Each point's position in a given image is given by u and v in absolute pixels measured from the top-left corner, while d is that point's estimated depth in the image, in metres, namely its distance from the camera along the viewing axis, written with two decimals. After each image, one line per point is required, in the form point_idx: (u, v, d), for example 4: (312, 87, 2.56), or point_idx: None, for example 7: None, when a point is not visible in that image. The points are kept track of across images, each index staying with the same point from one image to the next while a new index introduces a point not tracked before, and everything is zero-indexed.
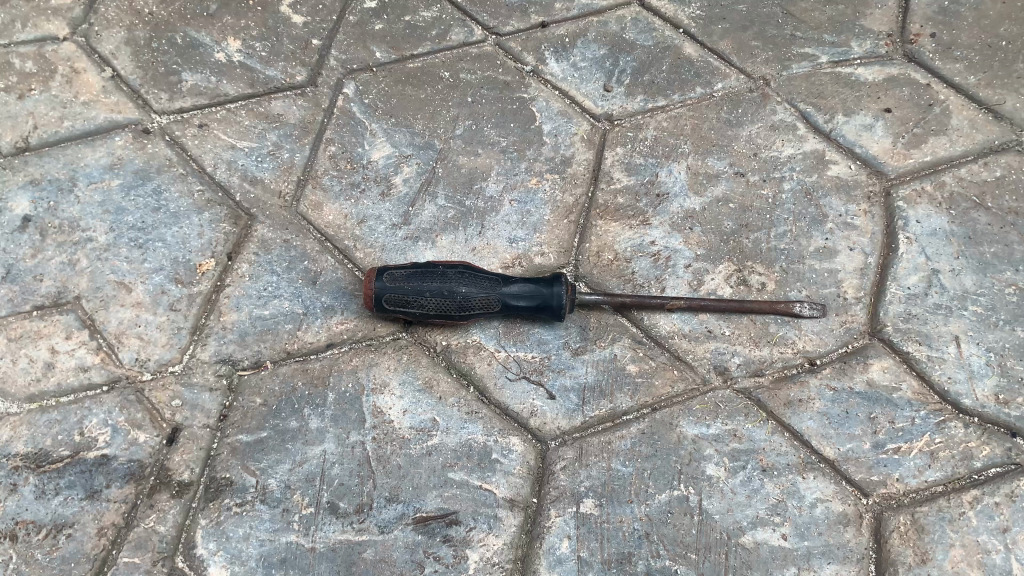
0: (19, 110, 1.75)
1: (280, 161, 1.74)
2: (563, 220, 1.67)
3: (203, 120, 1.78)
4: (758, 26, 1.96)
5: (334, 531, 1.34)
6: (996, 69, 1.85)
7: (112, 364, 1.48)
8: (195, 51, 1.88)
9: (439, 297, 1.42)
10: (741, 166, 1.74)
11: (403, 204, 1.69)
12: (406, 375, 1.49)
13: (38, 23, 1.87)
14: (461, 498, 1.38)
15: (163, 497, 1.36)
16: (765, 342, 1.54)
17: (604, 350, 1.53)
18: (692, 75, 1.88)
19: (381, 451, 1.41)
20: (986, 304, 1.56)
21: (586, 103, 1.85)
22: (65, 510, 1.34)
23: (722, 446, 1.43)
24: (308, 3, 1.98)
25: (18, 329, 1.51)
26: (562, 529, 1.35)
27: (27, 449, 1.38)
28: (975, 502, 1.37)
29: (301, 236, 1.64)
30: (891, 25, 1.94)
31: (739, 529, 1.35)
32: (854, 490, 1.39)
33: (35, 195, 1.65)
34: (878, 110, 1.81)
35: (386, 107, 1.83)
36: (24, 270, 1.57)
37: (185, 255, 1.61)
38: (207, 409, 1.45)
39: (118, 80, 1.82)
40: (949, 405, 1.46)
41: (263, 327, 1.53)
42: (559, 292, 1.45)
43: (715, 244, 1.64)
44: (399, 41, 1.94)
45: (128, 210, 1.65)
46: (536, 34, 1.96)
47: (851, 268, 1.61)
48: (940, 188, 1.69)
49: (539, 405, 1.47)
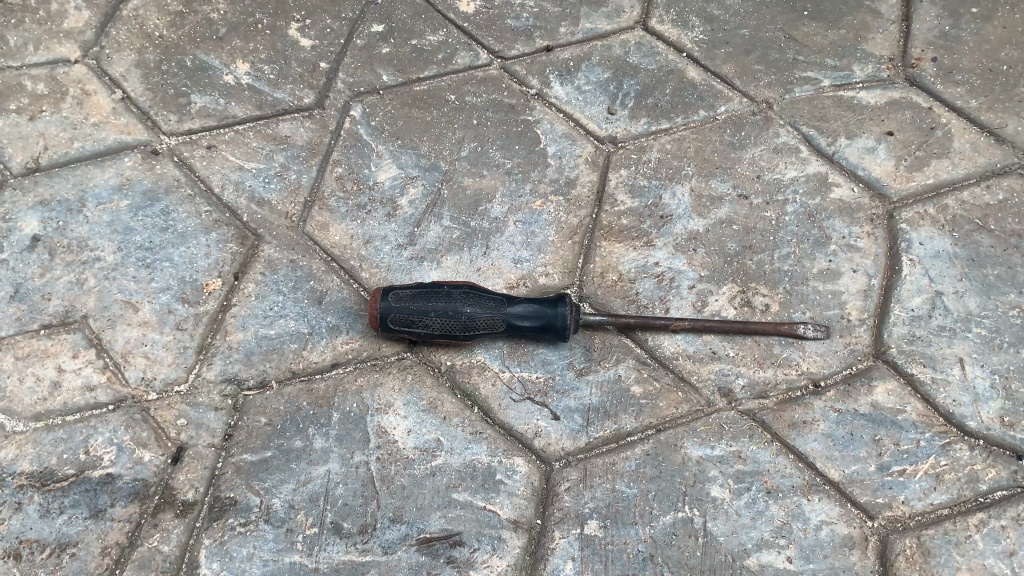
0: (30, 131, 1.77)
1: (287, 182, 1.75)
2: (568, 241, 1.68)
3: (211, 141, 1.80)
4: (761, 50, 1.98)
5: (337, 552, 1.34)
6: (997, 93, 1.87)
7: (118, 383, 1.49)
8: (204, 74, 1.90)
9: (444, 317, 1.43)
10: (744, 188, 1.75)
11: (409, 225, 1.70)
12: (411, 395, 1.50)
13: (50, 46, 1.90)
14: (465, 519, 1.37)
15: (167, 516, 1.36)
16: (769, 363, 1.54)
17: (609, 371, 1.53)
18: (695, 99, 1.90)
19: (385, 471, 1.41)
20: (990, 326, 1.56)
21: (590, 126, 1.86)
22: (69, 529, 1.34)
23: (726, 468, 1.43)
24: (316, 26, 2.01)
25: (26, 348, 1.51)
26: (567, 550, 1.35)
27: (33, 467, 1.39)
28: (981, 525, 1.36)
29: (307, 256, 1.65)
30: (892, 49, 1.96)
31: (744, 551, 1.35)
32: (859, 513, 1.39)
33: (45, 215, 1.66)
34: (881, 133, 1.82)
35: (392, 129, 1.85)
36: (33, 289, 1.58)
37: (192, 274, 1.62)
38: (212, 428, 1.45)
39: (128, 102, 1.84)
40: (954, 427, 1.46)
41: (269, 347, 1.54)
42: (563, 313, 1.46)
43: (719, 265, 1.65)
44: (405, 64, 1.96)
45: (136, 230, 1.66)
46: (541, 58, 1.98)
47: (855, 289, 1.61)
48: (942, 210, 1.69)
49: (544, 425, 1.47)
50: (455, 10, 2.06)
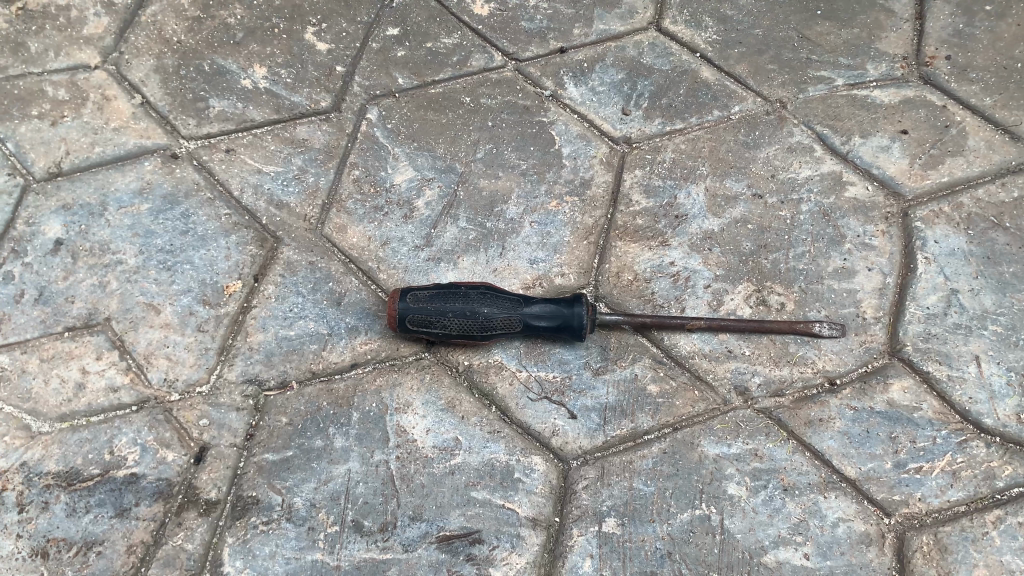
0: (52, 136, 1.80)
1: (305, 185, 1.77)
2: (583, 242, 1.70)
3: (230, 145, 1.82)
4: (774, 49, 1.99)
5: (358, 550, 1.35)
6: (1012, 91, 1.87)
7: (141, 384, 1.51)
8: (222, 78, 1.92)
9: (462, 317, 1.44)
10: (758, 188, 1.76)
11: (425, 226, 1.72)
12: (429, 395, 1.51)
13: (71, 52, 1.92)
14: (484, 517, 1.39)
15: (191, 515, 1.38)
16: (785, 362, 1.55)
17: (625, 370, 1.54)
18: (709, 99, 1.91)
19: (404, 469, 1.43)
20: (1006, 323, 1.56)
21: (605, 126, 1.88)
22: (95, 528, 1.36)
23: (743, 466, 1.44)
24: (332, 30, 2.03)
25: (50, 350, 1.54)
26: (585, 548, 1.36)
27: (59, 467, 1.41)
28: (998, 522, 1.37)
29: (325, 258, 1.67)
30: (906, 48, 1.96)
31: (761, 548, 1.36)
32: (876, 510, 1.39)
33: (67, 219, 1.69)
34: (895, 132, 1.82)
35: (408, 131, 1.86)
36: (56, 292, 1.60)
37: (212, 277, 1.64)
38: (234, 428, 1.47)
39: (147, 107, 1.87)
40: (971, 425, 1.47)
41: (289, 348, 1.56)
42: (579, 312, 1.47)
43: (734, 265, 1.66)
44: (421, 67, 1.98)
45: (156, 234, 1.68)
46: (555, 60, 2.00)
47: (870, 288, 1.62)
48: (957, 208, 1.70)
49: (561, 424, 1.48)
50: (469, 13, 2.08)
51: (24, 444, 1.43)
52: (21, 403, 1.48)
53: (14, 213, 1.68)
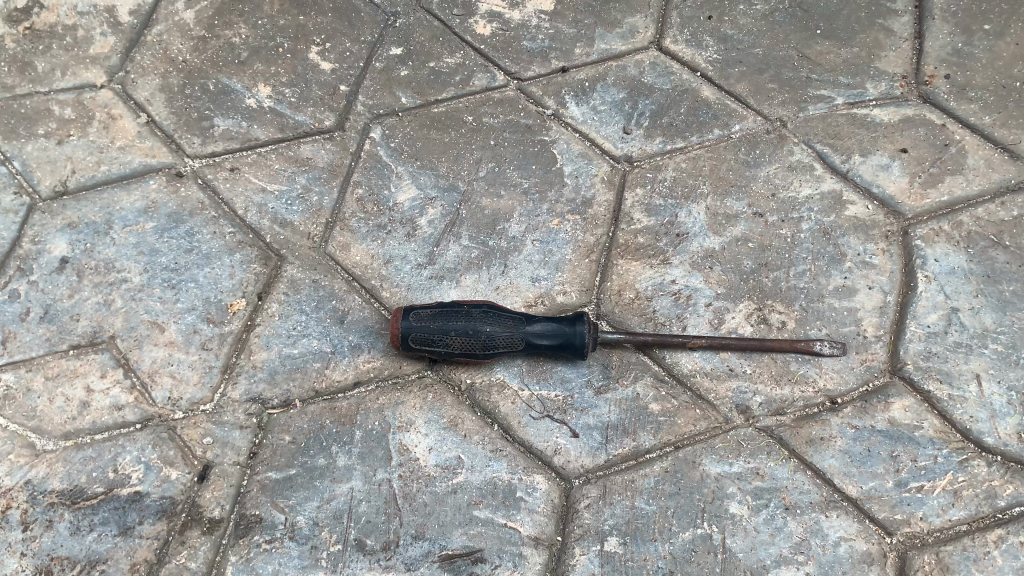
0: (58, 155, 1.81)
1: (309, 204, 1.79)
2: (586, 260, 1.71)
3: (235, 164, 1.84)
4: (774, 68, 2.00)
5: (361, 568, 1.36)
6: (1011, 110, 1.88)
7: (146, 402, 1.52)
8: (227, 98, 1.94)
9: (464, 336, 1.45)
10: (759, 207, 1.77)
11: (428, 245, 1.73)
12: (432, 413, 1.52)
13: (77, 72, 1.94)
14: (486, 536, 1.39)
15: (194, 533, 1.39)
16: (786, 380, 1.55)
17: (627, 389, 1.55)
18: (710, 118, 1.92)
19: (407, 488, 1.43)
20: (1007, 342, 1.57)
21: (606, 145, 1.89)
22: (99, 546, 1.37)
23: (745, 484, 1.44)
24: (335, 50, 2.05)
25: (55, 368, 1.55)
26: (587, 567, 1.37)
27: (63, 485, 1.42)
28: (1000, 541, 1.37)
29: (328, 276, 1.68)
30: (905, 67, 1.98)
31: (763, 568, 1.36)
32: (878, 529, 1.40)
33: (72, 237, 1.70)
34: (894, 150, 1.83)
35: (411, 149, 1.88)
36: (62, 310, 1.61)
37: (216, 295, 1.65)
38: (238, 446, 1.48)
39: (152, 126, 1.88)
40: (972, 444, 1.47)
41: (293, 366, 1.57)
42: (581, 331, 1.48)
43: (735, 283, 1.67)
44: (423, 87, 1.99)
45: (161, 252, 1.70)
46: (557, 79, 2.01)
47: (871, 306, 1.62)
48: (957, 227, 1.71)
49: (563, 443, 1.49)
50: (471, 33, 2.10)
51: (28, 462, 1.44)
52: (25, 421, 1.49)
53: (20, 231, 1.70)
